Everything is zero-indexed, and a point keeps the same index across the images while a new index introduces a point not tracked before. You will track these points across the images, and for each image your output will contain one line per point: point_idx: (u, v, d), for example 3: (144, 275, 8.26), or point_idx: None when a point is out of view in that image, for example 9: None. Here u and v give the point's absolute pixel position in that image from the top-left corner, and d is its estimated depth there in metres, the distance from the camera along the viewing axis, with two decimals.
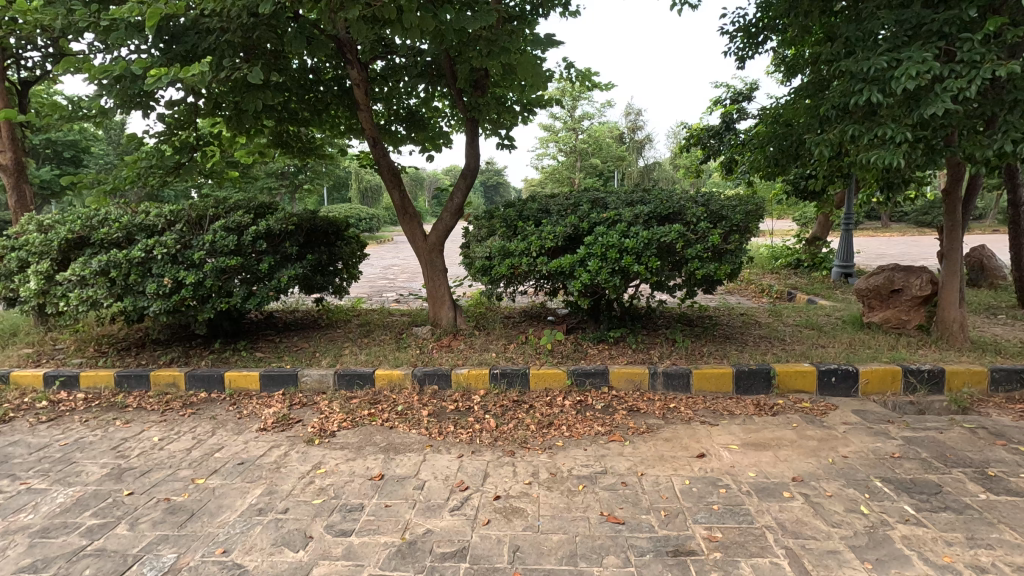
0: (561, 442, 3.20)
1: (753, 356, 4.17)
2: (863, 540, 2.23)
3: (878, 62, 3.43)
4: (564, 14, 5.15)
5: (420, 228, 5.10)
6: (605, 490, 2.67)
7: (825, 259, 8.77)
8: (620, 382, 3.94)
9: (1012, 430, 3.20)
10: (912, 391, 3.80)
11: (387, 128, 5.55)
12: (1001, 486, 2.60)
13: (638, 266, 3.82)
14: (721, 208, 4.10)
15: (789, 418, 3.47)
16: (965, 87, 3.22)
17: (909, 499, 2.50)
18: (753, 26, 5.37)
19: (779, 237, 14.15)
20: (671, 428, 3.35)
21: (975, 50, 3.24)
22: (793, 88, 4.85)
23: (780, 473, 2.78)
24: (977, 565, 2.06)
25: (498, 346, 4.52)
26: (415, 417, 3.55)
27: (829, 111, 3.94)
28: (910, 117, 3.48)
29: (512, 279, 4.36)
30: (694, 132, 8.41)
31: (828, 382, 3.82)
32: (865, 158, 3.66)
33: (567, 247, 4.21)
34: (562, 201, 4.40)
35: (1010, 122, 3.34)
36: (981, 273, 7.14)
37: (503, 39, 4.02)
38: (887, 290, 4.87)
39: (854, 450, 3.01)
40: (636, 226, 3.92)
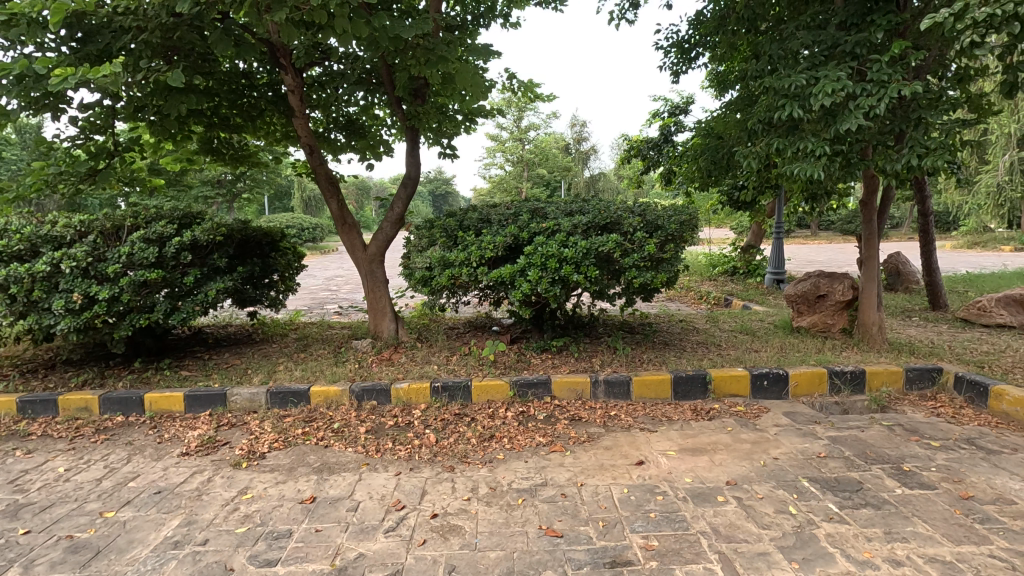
0: (502, 455, 3.15)
1: (691, 361, 4.28)
2: (791, 541, 2.30)
3: (798, 80, 3.62)
4: (505, 25, 5.18)
5: (359, 238, 4.94)
6: (544, 503, 2.64)
7: (759, 266, 9.16)
8: (562, 391, 3.94)
9: (924, 426, 3.41)
10: (837, 392, 3.99)
11: (325, 135, 5.39)
12: (915, 481, 2.74)
13: (577, 275, 3.85)
14: (657, 218, 4.18)
15: (724, 422, 3.56)
16: (875, 105, 3.43)
17: (834, 497, 2.61)
18: (685, 42, 5.57)
19: (715, 245, 14.67)
20: (612, 436, 3.37)
21: (883, 70, 3.46)
22: (724, 102, 5.06)
23: (715, 478, 2.84)
24: (894, 559, 2.16)
25: (441, 358, 4.43)
26: (352, 434, 3.42)
27: (755, 125, 4.13)
28: (828, 131, 3.68)
29: (454, 289, 4.32)
30: (634, 144, 8.64)
31: (760, 385, 3.96)
32: (789, 169, 3.84)
33: (507, 256, 4.21)
34: (503, 211, 4.38)
35: (915, 138, 3.60)
36: (898, 277, 7.65)
37: (441, 48, 3.98)
38: (814, 295, 5.12)
39: (784, 451, 3.12)
40: (575, 235, 3.95)
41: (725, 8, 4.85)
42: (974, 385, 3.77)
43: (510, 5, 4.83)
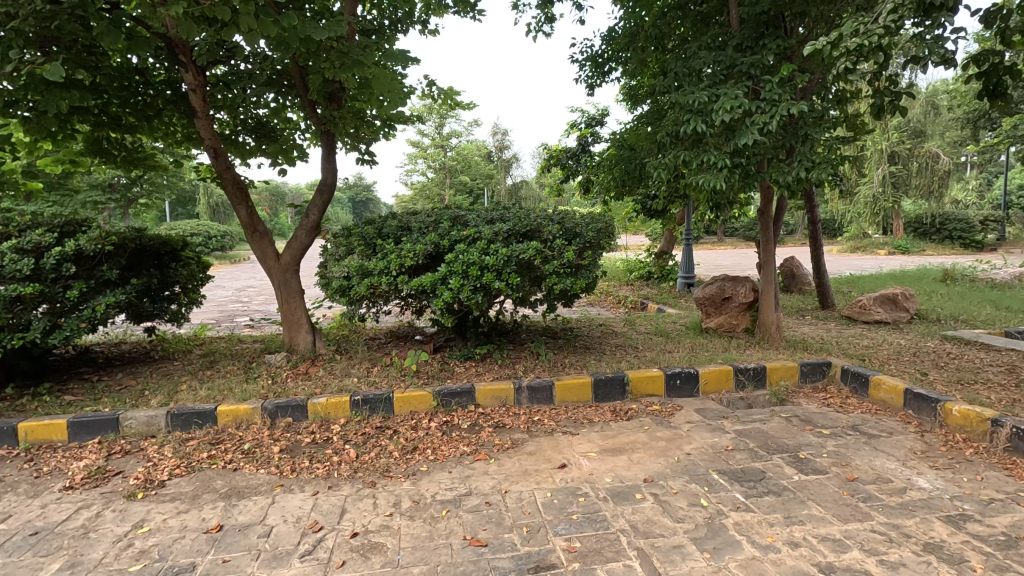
0: (425, 466, 3.10)
1: (610, 364, 4.42)
2: (703, 532, 2.42)
3: (701, 96, 3.87)
4: (424, 32, 5.15)
5: (272, 247, 4.69)
6: (469, 512, 2.62)
7: (672, 271, 9.66)
8: (486, 399, 3.93)
9: (817, 416, 3.72)
10: (742, 387, 4.27)
11: (232, 138, 5.08)
12: (810, 467, 2.99)
13: (499, 283, 3.87)
14: (575, 226, 4.29)
15: (642, 422, 3.70)
16: (768, 121, 3.74)
17: (740, 487, 2.78)
18: (599, 56, 5.78)
19: (631, 251, 15.30)
20: (536, 441, 3.41)
21: (774, 91, 3.77)
22: (636, 116, 5.31)
23: (633, 476, 2.94)
24: (792, 541, 2.33)
25: (361, 370, 4.29)
26: (265, 455, 3.22)
27: (664, 138, 4.36)
28: (728, 145, 3.95)
29: (374, 298, 4.21)
30: (553, 153, 8.85)
31: (674, 384, 4.16)
32: (695, 180, 4.08)
33: (428, 264, 4.17)
34: (423, 218, 4.34)
35: (803, 153, 3.95)
36: (792, 280, 8.34)
37: (356, 52, 3.88)
38: (720, 298, 5.47)
39: (696, 447, 3.29)
40: (496, 243, 3.98)
41: (634, 26, 5.10)
42: (856, 376, 4.17)
43: (428, 12, 4.80)
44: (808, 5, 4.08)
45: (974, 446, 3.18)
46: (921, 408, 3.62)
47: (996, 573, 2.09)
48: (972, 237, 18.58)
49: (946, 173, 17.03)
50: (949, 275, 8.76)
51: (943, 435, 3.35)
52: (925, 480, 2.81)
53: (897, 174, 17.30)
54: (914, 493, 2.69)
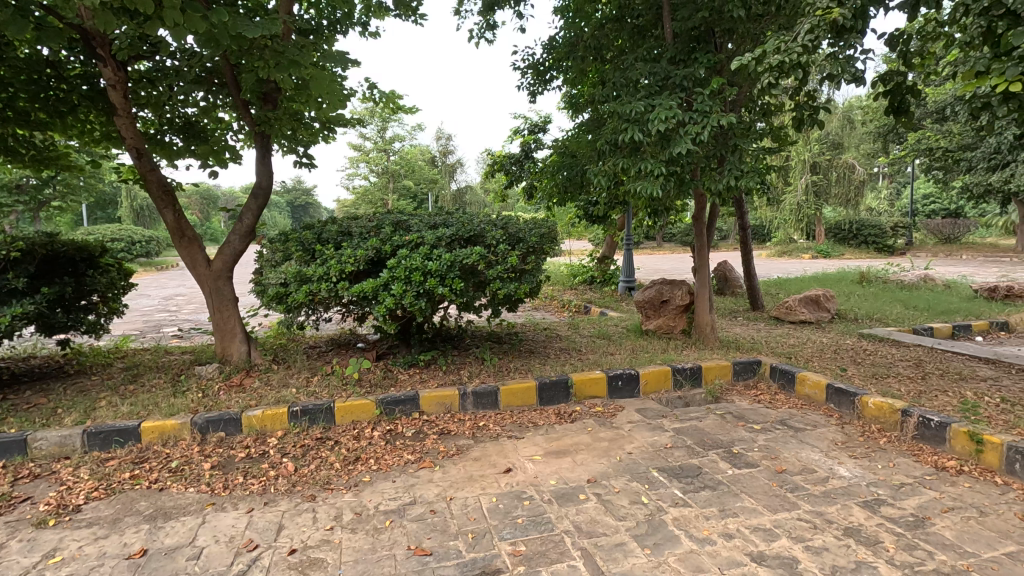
0: (368, 477, 3.02)
1: (554, 367, 4.47)
2: (644, 529, 2.49)
3: (638, 106, 4.01)
4: (364, 34, 5.07)
5: (202, 253, 4.44)
6: (413, 522, 2.58)
7: (613, 275, 9.90)
8: (430, 406, 3.88)
9: (749, 412, 3.91)
10: (680, 387, 4.43)
11: (157, 138, 4.79)
12: (742, 461, 3.13)
13: (442, 288, 3.84)
14: (519, 231, 4.33)
15: (585, 423, 3.77)
16: (700, 132, 3.91)
17: (679, 484, 2.88)
18: (541, 65, 5.87)
19: (575, 256, 15.56)
20: (481, 446, 3.40)
21: (705, 102, 3.96)
22: (577, 124, 5.42)
23: (577, 477, 2.99)
24: (727, 532, 2.44)
25: (300, 380, 4.14)
26: (195, 472, 3.05)
27: (604, 146, 4.48)
28: (664, 153, 4.10)
29: (313, 305, 4.07)
30: (497, 159, 8.89)
31: (616, 385, 4.26)
32: (634, 187, 4.22)
33: (370, 270, 4.10)
34: (364, 223, 4.25)
35: (732, 162, 4.16)
36: (726, 283, 8.73)
37: (293, 52, 3.76)
38: (659, 301, 5.65)
39: (637, 446, 3.38)
40: (439, 248, 3.95)
41: (574, 36, 5.22)
42: (784, 373, 4.42)
43: (368, 14, 4.72)
44: (736, 22, 4.30)
45: (887, 435, 3.43)
46: (840, 401, 3.88)
47: (906, 552, 2.26)
48: (885, 242, 20.06)
49: (861, 183, 18.36)
50: (864, 278, 9.43)
51: (860, 425, 3.60)
52: (845, 469, 3.01)
53: (819, 184, 18.48)
54: (835, 482, 2.87)
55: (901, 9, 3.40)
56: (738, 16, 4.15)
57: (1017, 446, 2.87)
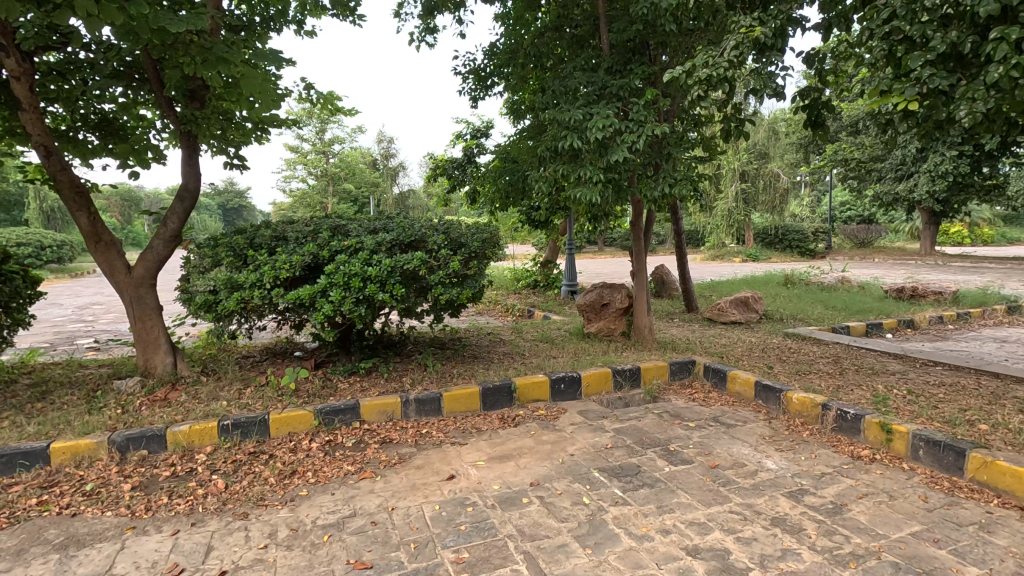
0: (305, 491, 2.92)
1: (497, 372, 4.48)
2: (585, 529, 2.53)
3: (577, 114, 4.10)
4: (299, 32, 4.91)
5: (121, 259, 4.15)
6: (353, 535, 2.51)
7: (556, 279, 10.04)
8: (371, 415, 3.80)
9: (684, 411, 4.07)
10: (620, 388, 4.55)
11: (69, 136, 4.45)
12: (678, 458, 3.25)
13: (382, 294, 3.77)
14: (461, 236, 4.31)
15: (528, 427, 3.80)
16: (636, 140, 4.05)
17: (619, 483, 2.95)
18: (482, 70, 5.88)
19: (519, 261, 15.67)
20: (424, 454, 3.36)
21: (640, 112, 4.10)
22: (518, 130, 5.48)
23: (520, 481, 3.00)
24: (664, 528, 2.52)
25: (231, 392, 3.94)
26: (112, 495, 2.84)
27: (544, 152, 4.54)
28: (602, 160, 4.21)
29: (245, 314, 3.90)
30: (439, 163, 8.83)
31: (558, 388, 4.32)
32: (574, 193, 4.30)
33: (306, 276, 3.97)
34: (300, 228, 4.12)
35: (667, 170, 4.32)
36: (663, 286, 9.05)
37: (221, 49, 3.60)
38: (599, 304, 5.78)
39: (579, 447, 3.44)
40: (379, 253, 3.88)
41: (514, 43, 5.28)
42: (716, 372, 4.62)
43: (303, 12, 4.58)
44: (668, 36, 4.49)
45: (809, 428, 3.66)
46: (768, 397, 4.10)
47: (826, 537, 2.42)
48: (808, 247, 21.40)
49: (785, 191, 19.53)
50: (790, 280, 10.03)
51: (786, 420, 3.82)
52: (772, 462, 3.18)
53: (748, 191, 19.51)
54: (763, 474, 3.03)
55: (816, 30, 3.65)
56: (670, 30, 4.34)
57: (921, 434, 3.12)
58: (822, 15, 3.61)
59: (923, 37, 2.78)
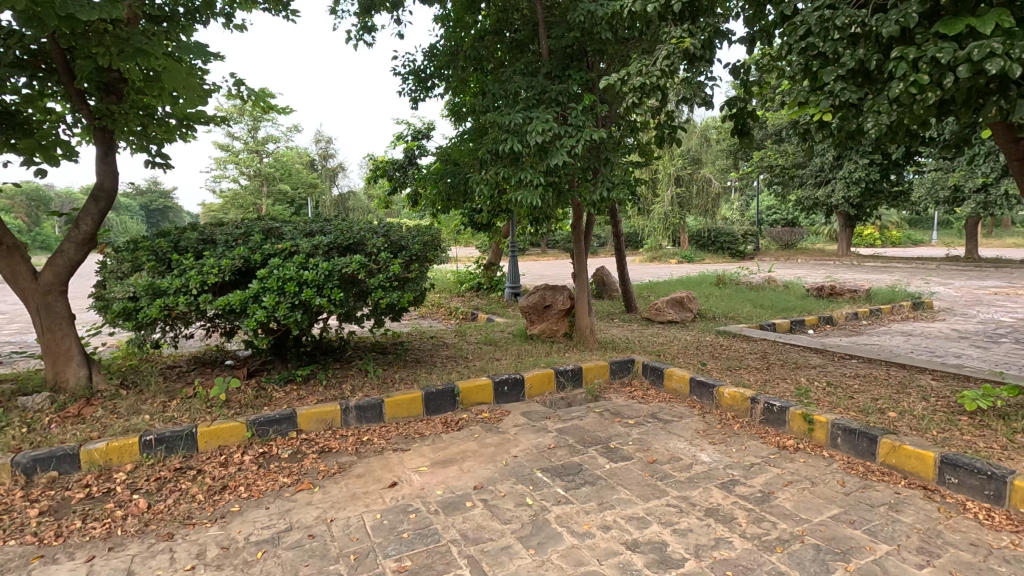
0: (237, 506, 2.78)
1: (440, 376, 4.44)
2: (528, 529, 2.55)
3: (517, 118, 4.14)
4: (228, 25, 4.69)
5: (26, 264, 3.81)
6: (289, 550, 2.41)
7: (500, 281, 10.07)
8: (309, 424, 3.67)
9: (624, 408, 4.18)
10: (563, 388, 4.61)
11: None
12: (618, 455, 3.33)
13: (320, 299, 3.66)
14: (401, 239, 4.23)
15: (472, 430, 3.78)
16: (575, 145, 4.14)
17: (561, 482, 2.99)
18: (422, 71, 5.81)
19: (463, 263, 15.61)
20: (365, 462, 3.27)
21: (579, 117, 4.19)
22: (459, 132, 5.45)
23: (463, 485, 2.98)
24: (605, 524, 2.57)
25: (154, 405, 3.69)
26: (17, 522, 2.60)
27: (485, 155, 4.55)
28: (542, 164, 4.27)
29: (170, 321, 3.68)
30: (380, 164, 8.65)
31: (502, 391, 4.33)
32: (515, 195, 4.33)
33: (237, 281, 3.81)
34: (230, 230, 3.94)
35: (605, 174, 4.43)
36: (604, 287, 9.26)
37: (139, 39, 3.38)
38: (542, 306, 5.85)
39: (522, 448, 3.46)
40: (316, 257, 3.75)
41: (454, 45, 5.26)
42: (654, 370, 4.77)
43: (232, 5, 4.37)
44: (605, 43, 4.62)
45: (740, 421, 3.85)
46: (701, 393, 4.28)
47: (755, 524, 2.55)
48: (738, 249, 22.52)
49: (717, 195, 20.45)
50: (722, 280, 10.51)
51: (718, 414, 4.00)
52: (706, 455, 3.32)
53: (683, 195, 20.30)
54: (698, 467, 3.15)
55: (742, 43, 3.85)
56: (606, 38, 4.46)
57: (838, 423, 3.35)
58: (746, 29, 3.81)
59: (835, 53, 2.99)
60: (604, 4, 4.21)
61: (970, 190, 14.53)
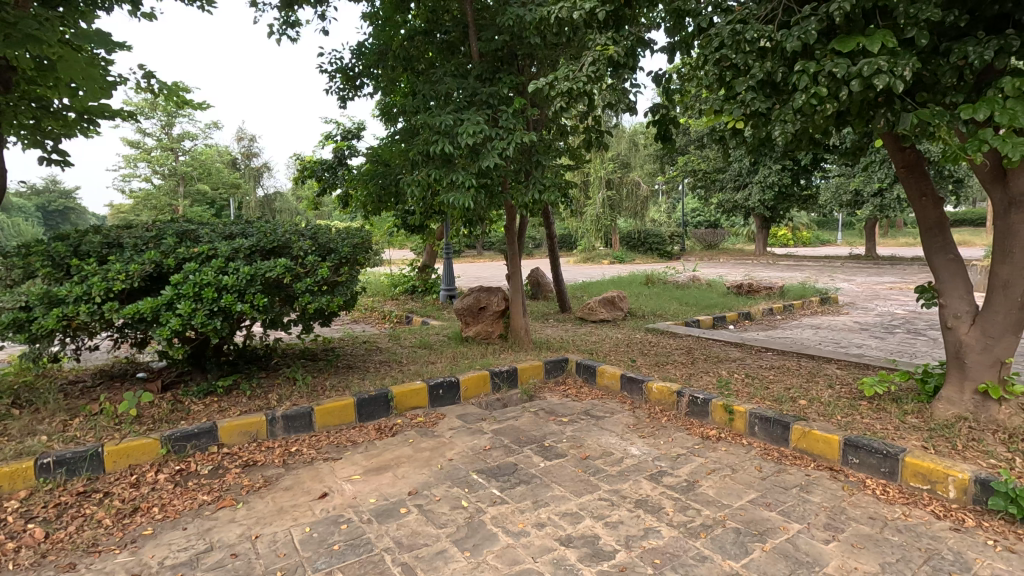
0: (150, 529, 2.59)
1: (373, 382, 4.34)
2: (464, 532, 2.54)
3: (447, 119, 4.13)
4: (135, 14, 4.38)
5: None
6: (208, 572, 2.27)
7: (435, 284, 9.98)
8: (232, 437, 3.48)
9: (558, 407, 4.26)
10: (498, 389, 4.63)
11: None
12: (553, 453, 3.39)
13: (241, 305, 3.48)
14: (329, 241, 4.10)
15: (406, 435, 3.72)
16: (506, 147, 4.18)
17: (496, 483, 3.00)
18: (350, 69, 5.64)
19: (396, 266, 15.34)
20: (293, 474, 3.15)
21: (509, 120, 4.24)
22: (390, 133, 5.36)
23: (397, 491, 2.93)
24: (539, 522, 2.61)
25: (53, 425, 3.37)
26: None
27: (416, 156, 4.50)
28: (474, 166, 4.27)
29: (70, 332, 3.37)
30: (308, 165, 8.34)
31: (437, 394, 4.29)
32: (447, 197, 4.31)
33: (148, 287, 3.56)
34: (139, 233, 3.67)
35: (537, 177, 4.50)
36: (539, 288, 9.38)
37: (30, 24, 3.03)
38: (476, 308, 5.84)
39: (457, 451, 3.44)
40: (236, 260, 3.57)
41: (382, 44, 5.17)
42: (587, 368, 4.89)
43: None
44: (534, 48, 4.69)
45: (667, 414, 4.01)
46: (632, 388, 4.43)
47: (681, 512, 2.67)
48: (665, 249, 23.51)
49: (645, 198, 21.25)
50: (650, 280, 10.92)
51: (648, 408, 4.15)
52: (636, 448, 3.44)
53: (613, 198, 20.94)
54: (628, 460, 3.26)
55: (663, 52, 4.03)
56: (535, 43, 4.54)
57: (755, 412, 3.57)
58: (667, 39, 4.00)
59: (745, 65, 3.18)
60: (532, 10, 4.30)
61: (868, 195, 15.88)
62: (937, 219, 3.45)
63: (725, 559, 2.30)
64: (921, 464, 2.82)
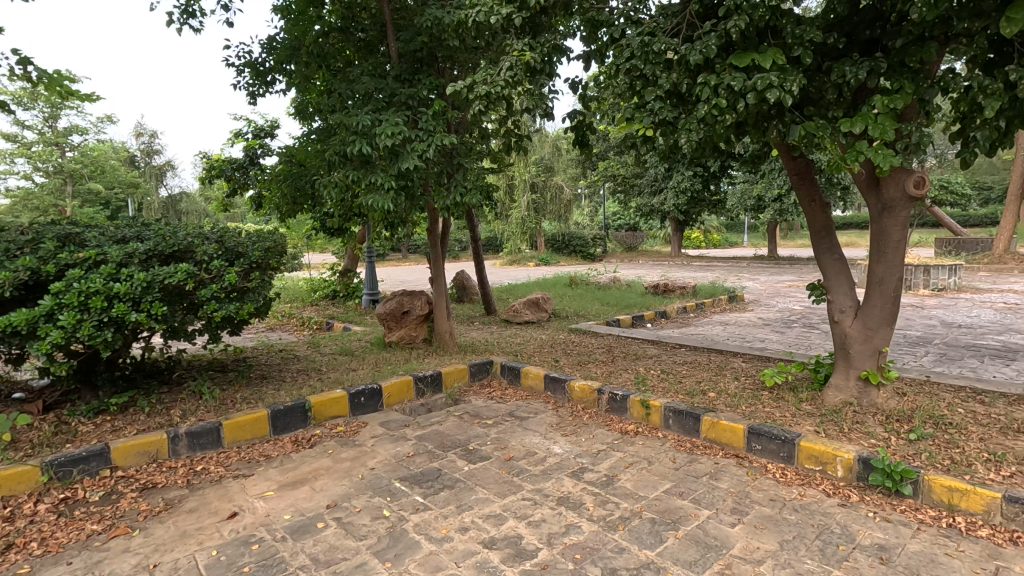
0: (27, 567, 2.32)
1: (289, 392, 4.13)
2: (385, 542, 2.47)
3: (364, 119, 4.03)
4: None
5: None
6: None
7: (357, 288, 9.68)
8: (127, 459, 3.19)
9: (483, 409, 4.25)
10: (423, 394, 4.56)
11: None
12: (477, 456, 3.38)
13: (136, 315, 3.21)
14: (238, 244, 3.86)
15: (325, 446, 3.58)
16: (426, 149, 4.14)
17: (419, 489, 2.95)
18: (261, 64, 5.38)
19: (315, 270, 14.72)
20: (198, 495, 2.93)
21: (429, 122, 4.20)
22: (305, 132, 5.14)
23: (315, 505, 2.81)
24: (463, 526, 2.59)
25: None
26: None
27: (332, 156, 4.34)
28: (393, 168, 4.19)
29: None
30: (215, 164, 7.83)
31: (358, 402, 4.15)
32: (366, 198, 4.20)
33: (25, 296, 3.21)
34: (13, 237, 3.29)
35: (459, 179, 4.49)
36: (464, 291, 9.34)
37: None
38: (400, 312, 5.72)
39: (380, 460, 3.35)
40: (129, 266, 3.28)
41: (293, 40, 4.95)
42: (511, 369, 4.92)
43: None
44: (453, 50, 4.67)
45: (589, 412, 4.12)
46: (555, 388, 4.51)
47: (601, 507, 2.74)
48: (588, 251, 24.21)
49: (568, 202, 21.78)
50: (573, 281, 11.19)
51: (570, 407, 4.24)
52: (559, 447, 3.50)
53: (537, 201, 21.29)
54: (551, 459, 3.32)
55: (580, 59, 4.13)
56: (454, 46, 4.52)
57: (669, 406, 3.74)
58: (583, 47, 4.10)
59: (654, 76, 3.33)
60: (451, 11, 4.29)
61: (770, 200, 17.15)
62: (824, 223, 3.79)
63: (641, 549, 2.39)
64: (814, 447, 3.07)
